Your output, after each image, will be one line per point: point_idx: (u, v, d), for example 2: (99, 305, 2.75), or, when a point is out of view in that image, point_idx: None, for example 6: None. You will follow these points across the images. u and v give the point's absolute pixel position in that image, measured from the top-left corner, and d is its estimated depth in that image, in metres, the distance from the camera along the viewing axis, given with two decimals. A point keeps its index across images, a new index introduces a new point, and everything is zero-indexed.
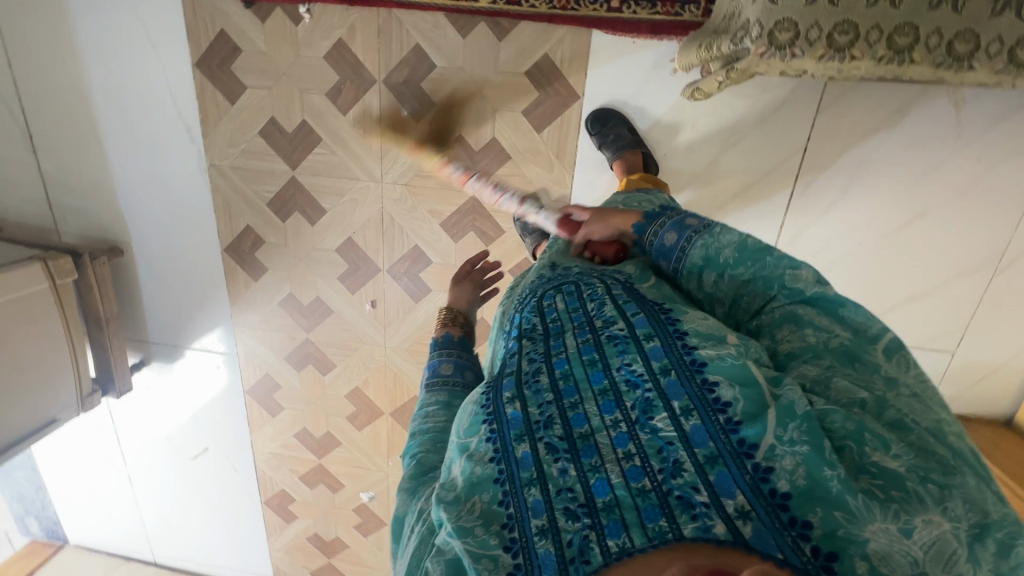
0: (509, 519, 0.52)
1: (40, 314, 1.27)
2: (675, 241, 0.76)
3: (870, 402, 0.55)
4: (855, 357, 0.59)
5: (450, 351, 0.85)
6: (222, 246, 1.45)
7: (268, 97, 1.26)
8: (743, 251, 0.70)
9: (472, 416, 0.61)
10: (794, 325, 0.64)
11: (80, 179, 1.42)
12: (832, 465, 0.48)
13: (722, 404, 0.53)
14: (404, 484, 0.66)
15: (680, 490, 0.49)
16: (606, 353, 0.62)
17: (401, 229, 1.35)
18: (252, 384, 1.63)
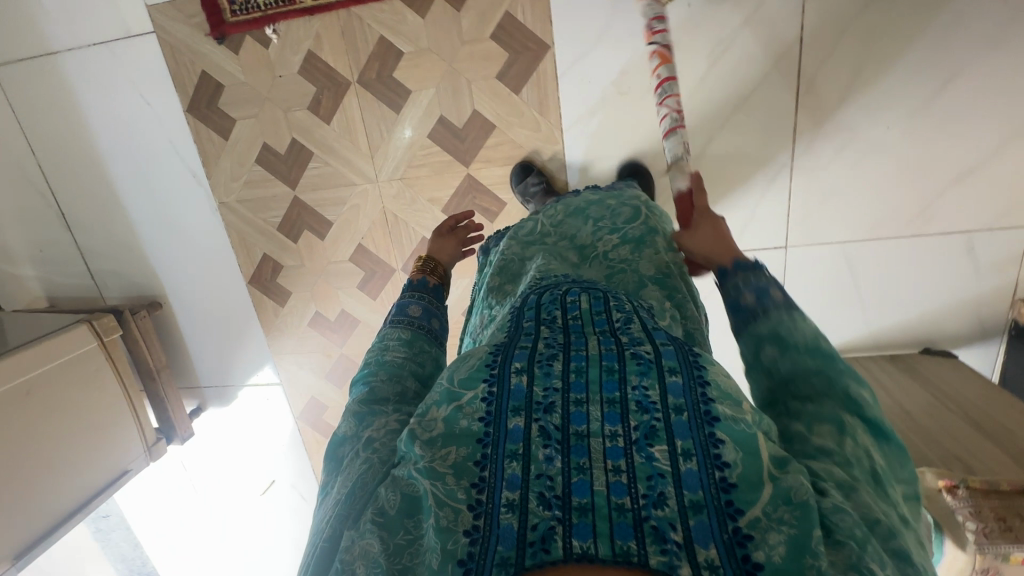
0: (481, 481, 0.44)
1: (96, 371, 1.37)
2: (752, 303, 0.60)
3: (882, 525, 0.43)
4: (885, 484, 0.46)
5: (422, 294, 0.78)
6: (246, 279, 1.50)
7: (257, 124, 1.31)
8: (818, 349, 0.54)
9: (473, 368, 0.52)
10: (833, 425, 0.49)
11: (111, 245, 1.52)
12: (815, 556, 0.39)
13: (722, 461, 0.43)
14: (351, 408, 0.60)
15: (656, 520, 0.41)
16: (625, 367, 0.50)
17: (405, 224, 1.35)
18: (301, 409, 1.67)
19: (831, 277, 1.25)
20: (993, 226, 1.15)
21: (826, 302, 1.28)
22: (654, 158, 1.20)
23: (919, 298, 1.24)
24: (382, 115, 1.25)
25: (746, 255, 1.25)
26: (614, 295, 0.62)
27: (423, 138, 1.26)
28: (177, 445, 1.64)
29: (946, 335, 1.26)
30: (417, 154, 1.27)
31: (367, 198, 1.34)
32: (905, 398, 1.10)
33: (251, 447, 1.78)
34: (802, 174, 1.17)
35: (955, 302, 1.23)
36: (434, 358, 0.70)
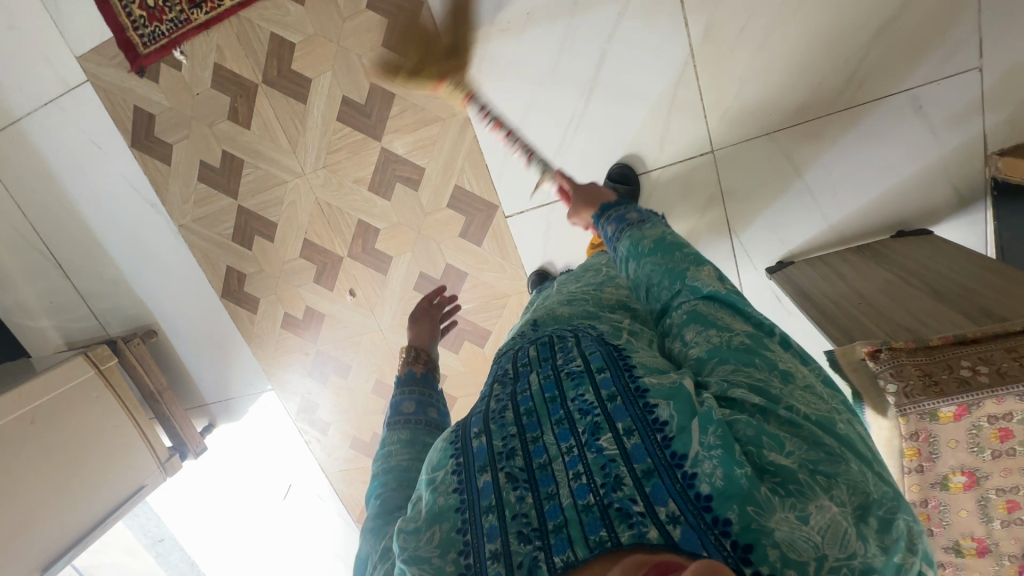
0: (466, 546, 0.47)
1: (98, 396, 1.50)
2: (614, 229, 0.84)
3: (772, 400, 0.49)
4: (756, 351, 0.54)
5: (410, 389, 0.85)
6: (219, 293, 1.59)
7: (190, 143, 1.40)
8: (661, 241, 0.75)
9: (441, 451, 0.55)
10: (698, 323, 0.59)
11: (104, 284, 1.66)
12: (740, 463, 0.43)
13: (660, 424, 0.47)
14: (370, 527, 0.65)
15: (619, 502, 0.44)
16: (563, 387, 0.54)
17: (340, 210, 1.39)
18: (296, 410, 1.74)
19: (774, 179, 1.15)
20: (936, 77, 1.03)
21: (774, 203, 1.18)
22: (553, 88, 1.18)
23: (875, 179, 1.12)
24: (292, 109, 1.30)
25: (673, 166, 1.18)
26: (559, 334, 0.63)
27: (333, 122, 1.29)
28: (193, 460, 1.76)
29: (915, 217, 1.14)
30: (332, 139, 1.31)
31: (300, 192, 1.39)
32: (861, 283, 1.00)
33: (262, 456, 1.88)
34: (707, 70, 1.11)
35: (918, 174, 1.10)
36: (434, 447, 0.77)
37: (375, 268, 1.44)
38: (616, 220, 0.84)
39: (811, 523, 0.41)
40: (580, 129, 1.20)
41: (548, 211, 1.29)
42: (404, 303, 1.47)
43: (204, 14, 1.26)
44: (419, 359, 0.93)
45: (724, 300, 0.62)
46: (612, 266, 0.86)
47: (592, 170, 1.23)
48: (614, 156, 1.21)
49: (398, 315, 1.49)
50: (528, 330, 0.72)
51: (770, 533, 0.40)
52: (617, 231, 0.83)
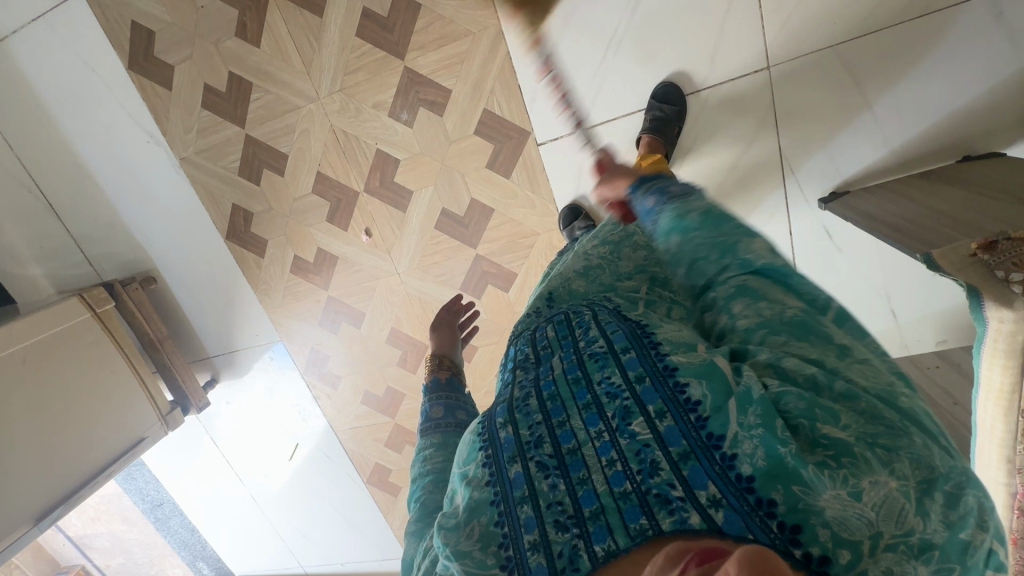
0: (505, 538, 0.44)
1: (94, 341, 1.40)
2: (655, 203, 0.71)
3: (822, 377, 0.45)
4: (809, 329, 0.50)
5: (439, 394, 0.79)
6: (224, 236, 1.49)
7: (194, 65, 1.29)
8: (708, 218, 0.61)
9: (469, 444, 0.52)
10: (746, 298, 0.53)
11: (99, 226, 1.55)
12: (785, 442, 0.39)
13: (693, 404, 0.43)
14: (410, 531, 0.60)
15: (657, 488, 0.41)
16: (587, 368, 0.50)
17: (357, 139, 1.29)
18: (305, 363, 1.65)
19: (835, 100, 1.08)
20: None
21: (832, 128, 1.10)
22: None
23: (941, 100, 1.04)
24: (308, 24, 1.20)
25: (726, 85, 1.11)
26: (576, 310, 0.59)
27: (352, 37, 1.19)
28: (195, 415, 1.68)
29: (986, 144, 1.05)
30: (350, 58, 1.21)
31: (314, 120, 1.29)
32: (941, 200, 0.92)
33: (267, 417, 1.79)
34: None
35: (992, 94, 1.02)
36: None
37: (394, 204, 1.35)
38: (658, 194, 0.71)
39: (864, 499, 0.37)
40: (624, 44, 1.11)
41: (585, 136, 1.19)
42: (424, 243, 1.38)
43: None
44: (444, 365, 0.87)
45: (772, 272, 0.55)
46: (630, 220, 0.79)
47: (635, 92, 1.14)
48: (659, 74, 1.12)
49: (417, 257, 1.40)
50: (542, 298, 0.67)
51: (820, 511, 0.37)
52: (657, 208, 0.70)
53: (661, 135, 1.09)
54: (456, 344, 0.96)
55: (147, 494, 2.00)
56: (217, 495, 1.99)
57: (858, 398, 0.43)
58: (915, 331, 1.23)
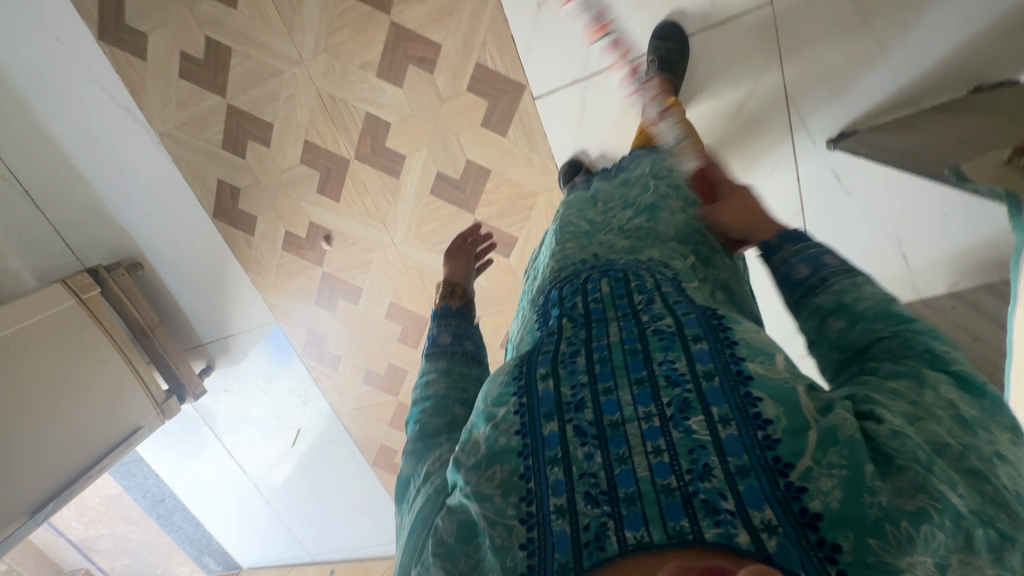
0: (528, 494, 0.43)
1: (83, 329, 1.35)
2: (808, 276, 0.53)
3: (955, 447, 0.39)
4: (975, 426, 0.40)
5: (450, 321, 0.75)
6: (211, 215, 1.44)
7: (169, 32, 1.23)
8: (886, 311, 0.47)
9: (502, 386, 0.50)
10: (913, 379, 0.43)
11: (79, 211, 1.49)
12: (872, 491, 0.37)
13: (764, 420, 0.41)
14: (408, 450, 0.59)
15: (705, 493, 0.39)
16: (648, 345, 0.49)
17: (345, 103, 1.24)
18: (303, 345, 1.60)
19: (840, 35, 1.05)
20: None
21: (839, 64, 1.06)
22: None
23: (953, 26, 1.00)
24: None
25: (731, 23, 1.07)
26: (635, 272, 0.59)
27: None
28: (192, 403, 1.63)
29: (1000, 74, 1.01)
30: (333, 15, 1.15)
31: (298, 84, 1.23)
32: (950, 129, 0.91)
33: (266, 403, 1.75)
34: None
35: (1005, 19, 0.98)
36: (475, 379, 0.67)
37: (387, 171, 1.30)
38: (811, 266, 0.54)
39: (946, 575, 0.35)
40: None
41: (583, 87, 1.15)
42: (421, 210, 1.33)
43: None
44: (456, 293, 0.83)
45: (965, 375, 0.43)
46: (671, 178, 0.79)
47: (634, 37, 1.10)
48: (660, 17, 1.08)
49: (413, 226, 1.36)
50: (589, 255, 0.66)
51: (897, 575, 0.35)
52: (809, 281, 0.53)
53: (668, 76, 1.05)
54: (471, 273, 0.91)
55: (147, 490, 1.95)
56: (220, 487, 1.95)
57: (988, 480, 0.38)
58: (925, 276, 1.20)
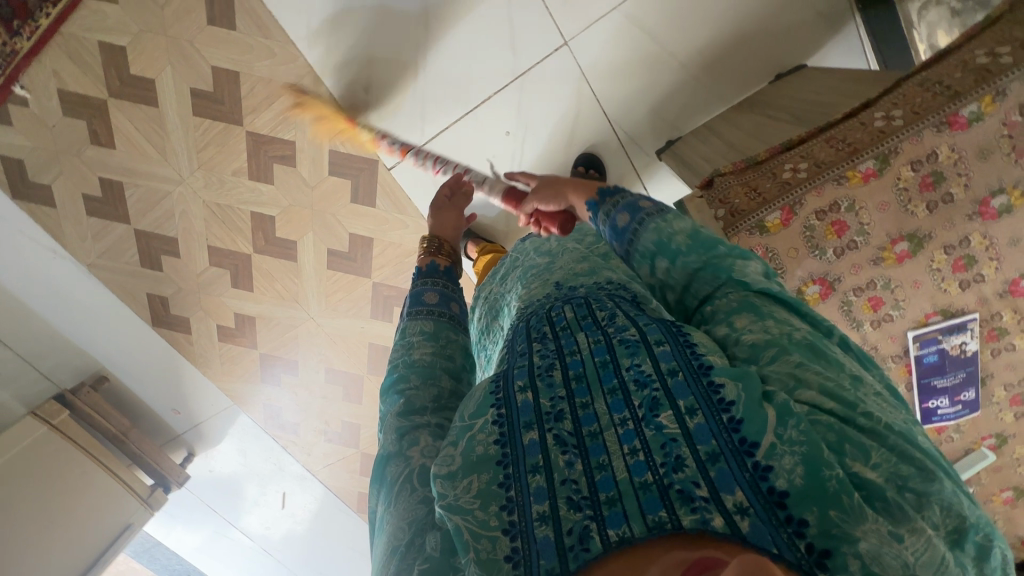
0: (509, 503, 0.47)
1: (56, 450, 1.50)
2: (628, 222, 0.68)
3: (848, 397, 0.47)
4: (823, 351, 0.51)
5: (434, 280, 0.75)
6: (151, 325, 1.58)
7: (67, 179, 1.35)
8: (694, 241, 0.62)
9: (480, 399, 0.54)
10: (751, 313, 0.55)
11: (40, 342, 1.61)
12: (829, 466, 0.42)
13: (726, 404, 0.46)
14: (391, 424, 0.58)
15: (681, 484, 0.44)
16: (617, 354, 0.54)
17: (231, 207, 1.36)
18: (262, 419, 1.75)
19: (637, 59, 1.14)
20: None
21: (641, 87, 1.17)
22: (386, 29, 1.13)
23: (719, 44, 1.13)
24: (148, 115, 1.26)
25: (537, 68, 1.15)
26: (596, 296, 0.63)
27: (190, 117, 1.25)
28: (178, 490, 1.78)
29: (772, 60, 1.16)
30: (196, 136, 1.27)
31: (187, 199, 1.36)
32: (741, 146, 1.05)
33: (248, 474, 1.90)
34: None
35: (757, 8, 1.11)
36: (461, 346, 0.68)
37: (285, 257, 1.42)
38: (627, 213, 0.69)
39: (903, 543, 0.41)
40: (429, 57, 1.15)
41: (427, 151, 1.24)
42: (324, 284, 1.45)
43: (26, 40, 1.16)
44: (443, 250, 0.82)
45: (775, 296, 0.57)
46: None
47: (457, 98, 1.18)
48: (473, 73, 1.16)
49: (322, 299, 1.48)
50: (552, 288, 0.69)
51: (852, 540, 0.40)
52: (630, 227, 0.67)
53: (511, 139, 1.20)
54: (460, 228, 0.89)
55: (173, 568, 2.14)
56: (232, 555, 2.11)
57: (896, 432, 0.46)
58: None
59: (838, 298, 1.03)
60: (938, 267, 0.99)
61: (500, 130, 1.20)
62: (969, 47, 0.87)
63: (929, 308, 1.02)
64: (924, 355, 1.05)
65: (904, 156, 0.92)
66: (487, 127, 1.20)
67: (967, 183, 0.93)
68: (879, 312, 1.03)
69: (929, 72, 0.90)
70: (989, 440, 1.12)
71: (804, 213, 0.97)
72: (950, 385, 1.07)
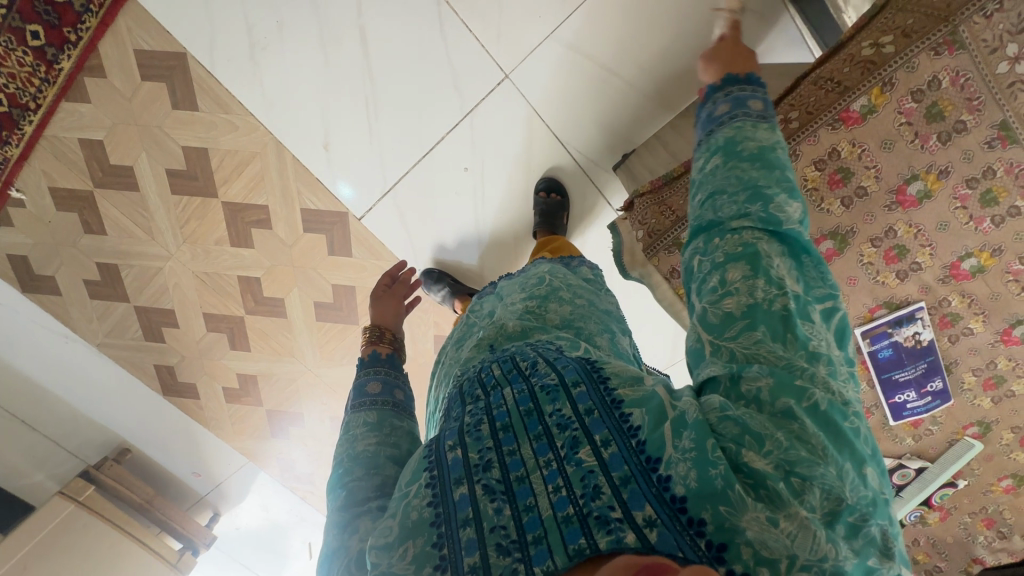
0: (442, 560, 0.44)
1: (85, 527, 1.55)
2: (724, 112, 0.65)
3: (771, 393, 0.45)
4: (793, 322, 0.48)
5: (377, 368, 0.75)
6: (162, 394, 1.64)
7: (69, 268, 1.43)
8: (761, 159, 0.58)
9: (417, 463, 0.53)
10: (748, 265, 0.51)
11: (62, 422, 1.69)
12: (714, 464, 0.42)
13: (635, 430, 0.47)
14: (334, 520, 0.57)
15: (598, 510, 0.43)
16: (539, 401, 0.52)
17: (219, 274, 1.42)
18: (277, 473, 1.80)
19: (584, 82, 1.16)
20: None
21: (590, 107, 1.19)
22: (338, 91, 1.18)
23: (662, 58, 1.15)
24: (132, 199, 1.32)
25: (484, 106, 1.18)
26: (521, 350, 0.62)
27: (170, 195, 1.31)
28: (206, 551, 1.82)
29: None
30: (178, 213, 1.33)
31: (178, 272, 1.43)
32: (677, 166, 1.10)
33: (272, 528, 1.94)
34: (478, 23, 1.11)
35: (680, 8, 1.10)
36: (408, 431, 0.67)
37: (276, 316, 1.46)
38: (732, 103, 0.65)
39: (779, 526, 0.40)
40: (381, 108, 1.19)
41: (393, 197, 1.28)
42: (315, 336, 1.49)
43: (15, 148, 1.22)
44: (384, 339, 0.82)
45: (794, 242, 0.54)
46: (555, 278, 0.83)
47: (413, 144, 1.22)
48: (424, 118, 1.19)
49: (316, 350, 1.52)
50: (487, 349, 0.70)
51: (740, 530, 0.40)
52: (722, 116, 0.64)
53: (472, 173, 1.24)
54: (400, 315, 0.91)
55: None
56: None
57: (796, 418, 0.44)
58: None
59: None
60: (870, 261, 1.03)
61: (459, 167, 1.24)
62: (858, 38, 0.90)
63: (871, 302, 1.07)
64: (878, 350, 1.10)
65: (804, 156, 1.00)
66: (446, 168, 1.24)
67: (877, 175, 0.96)
68: None
69: (822, 69, 0.93)
70: (970, 428, 1.12)
71: None
72: (912, 377, 1.10)
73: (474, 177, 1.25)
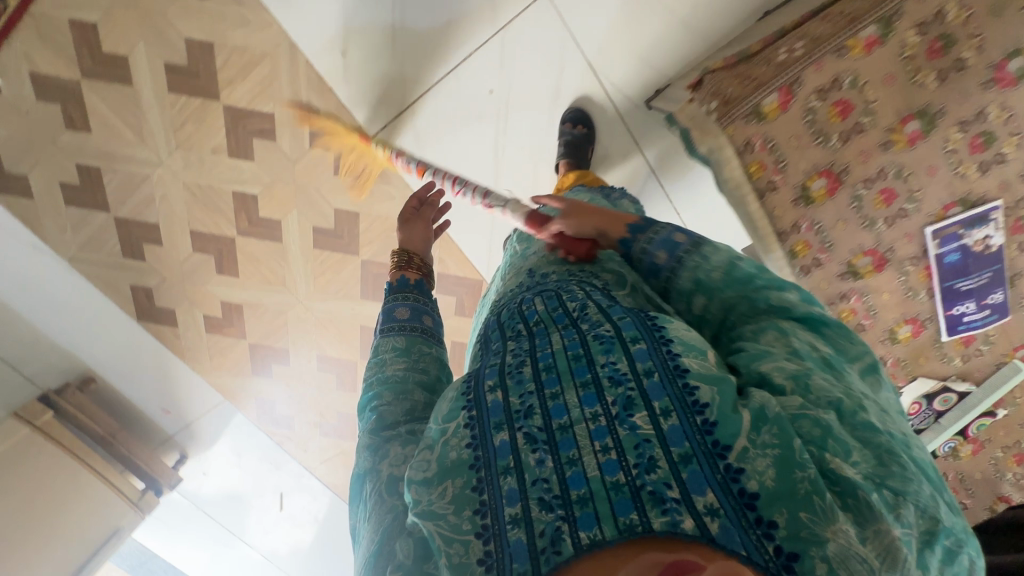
0: (483, 506, 0.43)
1: (38, 452, 1.43)
2: (665, 260, 0.61)
3: (848, 404, 0.45)
4: (835, 367, 0.49)
5: (405, 294, 0.70)
6: (136, 318, 1.53)
7: (42, 168, 1.30)
8: (731, 277, 0.57)
9: (452, 401, 0.49)
10: (776, 333, 0.51)
11: (19, 345, 1.51)
12: (801, 466, 0.40)
13: (701, 406, 0.43)
14: (363, 441, 0.54)
15: (652, 485, 0.40)
16: (590, 350, 0.49)
17: (214, 188, 1.32)
18: (255, 415, 1.71)
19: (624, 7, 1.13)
20: None
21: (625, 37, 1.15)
22: None
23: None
24: (122, 95, 1.21)
25: (517, 30, 1.13)
26: (566, 290, 0.60)
27: (167, 94, 1.21)
28: (169, 492, 1.72)
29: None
30: (174, 114, 1.23)
31: (167, 182, 1.32)
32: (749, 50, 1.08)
33: (245, 473, 1.84)
34: None
35: None
36: (435, 358, 0.64)
37: (271, 239, 1.38)
38: (666, 246, 0.61)
39: (865, 544, 0.40)
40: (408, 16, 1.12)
41: (409, 118, 1.22)
42: (311, 265, 1.41)
43: None
44: (413, 265, 0.77)
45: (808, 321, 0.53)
46: None
47: (439, 58, 1.16)
48: (453, 32, 1.14)
49: (310, 280, 1.44)
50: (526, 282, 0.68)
51: (822, 543, 0.38)
52: (666, 264, 0.61)
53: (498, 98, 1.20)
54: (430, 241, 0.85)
55: None
56: (232, 564, 2.01)
57: (879, 432, 0.44)
58: None
59: (850, 190, 1.13)
60: (955, 147, 1.06)
61: (483, 89, 1.19)
62: None
63: (946, 198, 1.11)
64: (946, 254, 1.16)
65: (907, 18, 0.99)
66: (469, 90, 1.19)
67: (979, 45, 0.98)
68: (892, 207, 1.13)
69: None
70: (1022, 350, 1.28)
71: (803, 93, 1.05)
72: (976, 284, 1.19)
73: (498, 99, 1.20)
